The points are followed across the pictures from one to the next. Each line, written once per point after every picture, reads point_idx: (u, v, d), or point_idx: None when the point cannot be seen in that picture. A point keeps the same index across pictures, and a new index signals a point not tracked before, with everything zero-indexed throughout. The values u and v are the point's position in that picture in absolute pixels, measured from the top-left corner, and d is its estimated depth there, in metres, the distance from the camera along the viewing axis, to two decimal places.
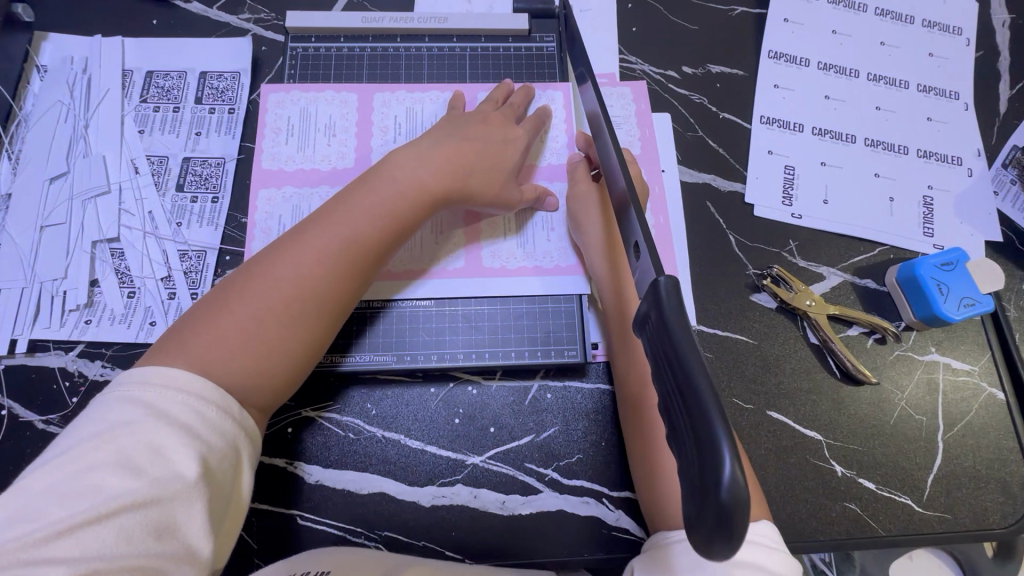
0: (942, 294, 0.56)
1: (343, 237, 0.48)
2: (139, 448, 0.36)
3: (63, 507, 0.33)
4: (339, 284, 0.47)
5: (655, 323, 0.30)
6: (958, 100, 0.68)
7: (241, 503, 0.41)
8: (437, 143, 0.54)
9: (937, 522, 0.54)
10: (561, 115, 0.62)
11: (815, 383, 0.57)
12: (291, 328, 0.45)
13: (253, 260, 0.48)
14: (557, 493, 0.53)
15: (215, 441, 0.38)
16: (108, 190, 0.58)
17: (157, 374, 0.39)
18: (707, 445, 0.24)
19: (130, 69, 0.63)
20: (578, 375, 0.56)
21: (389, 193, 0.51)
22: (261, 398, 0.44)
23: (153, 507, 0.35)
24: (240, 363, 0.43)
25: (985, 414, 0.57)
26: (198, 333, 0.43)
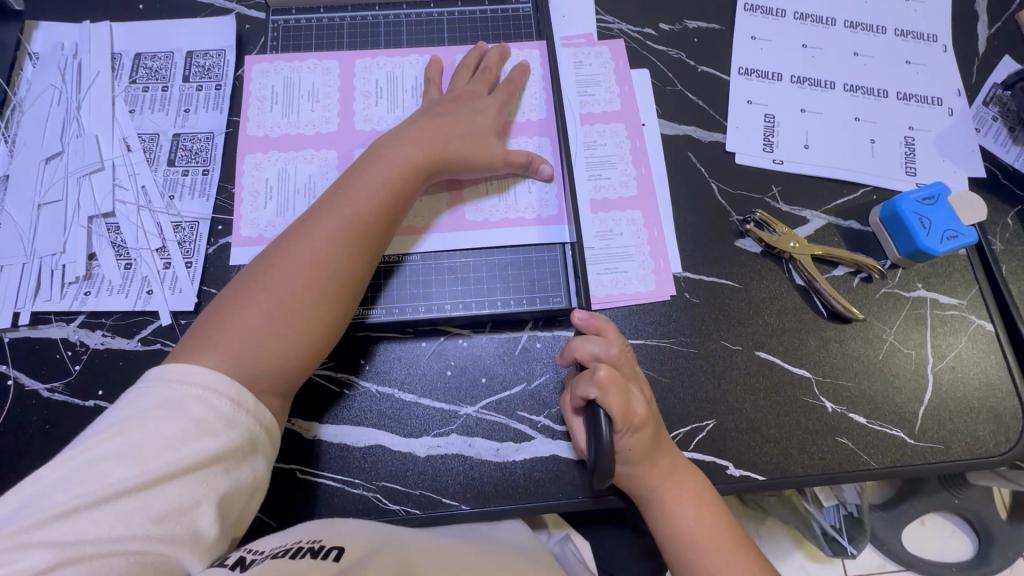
0: (925, 228, 0.56)
1: (348, 217, 0.50)
2: (149, 439, 0.39)
3: (66, 493, 0.37)
4: (352, 264, 0.50)
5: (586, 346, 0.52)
6: (936, 41, 0.68)
7: (258, 492, 0.44)
8: (416, 121, 0.57)
9: (930, 454, 0.54)
10: (539, 72, 0.64)
11: (802, 322, 0.58)
12: (315, 312, 0.48)
13: (267, 252, 0.50)
14: (550, 438, 0.54)
15: (225, 435, 0.41)
16: (102, 167, 0.60)
17: (191, 371, 0.43)
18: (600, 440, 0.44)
19: (119, 52, 0.65)
20: (565, 324, 0.57)
21: (381, 170, 0.53)
22: (290, 381, 0.47)
23: (156, 493, 0.38)
24: (267, 351, 0.46)
25: (974, 345, 0.57)
26: (225, 327, 0.46)
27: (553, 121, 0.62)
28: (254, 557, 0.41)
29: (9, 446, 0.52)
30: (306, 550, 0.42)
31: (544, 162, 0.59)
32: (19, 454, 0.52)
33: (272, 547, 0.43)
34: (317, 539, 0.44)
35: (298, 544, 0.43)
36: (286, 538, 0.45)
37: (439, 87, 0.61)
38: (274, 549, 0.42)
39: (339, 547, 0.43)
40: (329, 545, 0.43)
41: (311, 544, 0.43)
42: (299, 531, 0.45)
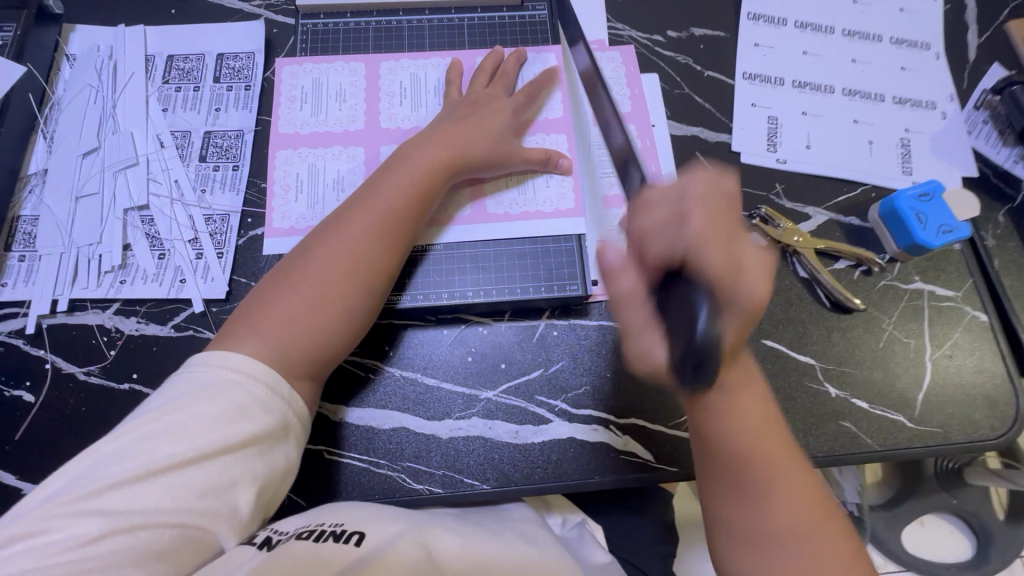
0: (921, 223, 0.59)
1: (381, 210, 0.53)
2: (192, 419, 0.41)
3: (118, 466, 0.40)
4: (385, 253, 0.52)
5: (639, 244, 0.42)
6: (929, 50, 0.72)
7: (290, 474, 0.47)
8: (441, 125, 0.60)
9: (929, 437, 0.57)
10: (555, 74, 0.67)
11: (806, 312, 0.60)
12: (353, 300, 0.51)
13: (305, 243, 0.53)
14: (567, 421, 0.56)
15: (262, 417, 0.44)
16: (137, 163, 0.63)
17: (233, 356, 0.45)
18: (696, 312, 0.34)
19: (153, 54, 0.68)
20: (581, 313, 0.60)
21: (412, 165, 0.56)
22: (326, 368, 0.50)
23: (200, 470, 0.41)
24: (305, 339, 0.48)
25: (970, 335, 0.60)
26: (264, 315, 0.48)
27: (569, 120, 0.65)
28: (279, 537, 0.43)
29: (47, 428, 0.54)
30: (328, 534, 0.44)
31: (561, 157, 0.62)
32: (57, 435, 0.54)
33: (295, 528, 0.45)
34: (338, 522, 0.46)
35: (319, 527, 0.45)
36: (306, 520, 0.47)
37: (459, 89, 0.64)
38: (296, 530, 0.45)
39: (359, 531, 0.45)
40: (351, 530, 0.45)
41: (332, 528, 0.44)
42: (320, 513, 0.47)
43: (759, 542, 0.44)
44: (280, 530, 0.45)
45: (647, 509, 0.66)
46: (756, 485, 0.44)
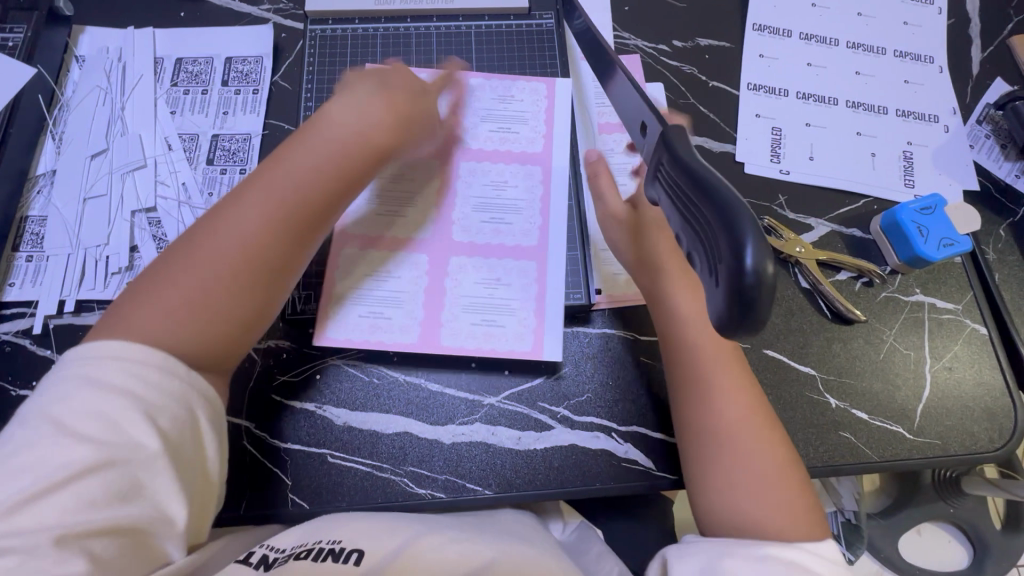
0: (922, 236, 0.60)
1: (284, 193, 0.48)
2: (84, 419, 0.38)
3: (18, 481, 0.36)
4: (285, 242, 0.48)
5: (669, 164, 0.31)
6: (932, 63, 0.72)
7: (213, 464, 0.43)
8: (373, 92, 0.54)
9: (928, 448, 0.57)
10: (533, 87, 0.66)
11: (808, 323, 0.61)
12: (248, 290, 0.46)
13: (191, 228, 0.47)
14: (568, 428, 0.57)
15: (167, 406, 0.40)
16: (145, 165, 0.63)
17: (108, 349, 0.41)
18: (724, 217, 0.25)
19: (161, 56, 0.68)
20: (584, 321, 0.60)
21: (326, 146, 0.50)
22: (215, 362, 0.45)
23: (110, 471, 0.38)
24: (188, 330, 0.43)
25: (970, 348, 0.61)
26: (142, 303, 0.43)
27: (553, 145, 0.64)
28: (275, 557, 0.45)
29: None
30: (325, 553, 0.45)
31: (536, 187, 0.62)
32: None
33: (292, 546, 0.46)
34: (336, 539, 0.47)
35: (316, 545, 0.46)
36: (304, 534, 0.48)
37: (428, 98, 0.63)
38: (293, 549, 0.46)
39: (359, 549, 0.46)
40: (349, 549, 0.45)
41: (329, 546, 0.46)
42: (317, 529, 0.48)
43: (704, 464, 0.50)
44: (276, 548, 0.47)
45: (648, 516, 0.67)
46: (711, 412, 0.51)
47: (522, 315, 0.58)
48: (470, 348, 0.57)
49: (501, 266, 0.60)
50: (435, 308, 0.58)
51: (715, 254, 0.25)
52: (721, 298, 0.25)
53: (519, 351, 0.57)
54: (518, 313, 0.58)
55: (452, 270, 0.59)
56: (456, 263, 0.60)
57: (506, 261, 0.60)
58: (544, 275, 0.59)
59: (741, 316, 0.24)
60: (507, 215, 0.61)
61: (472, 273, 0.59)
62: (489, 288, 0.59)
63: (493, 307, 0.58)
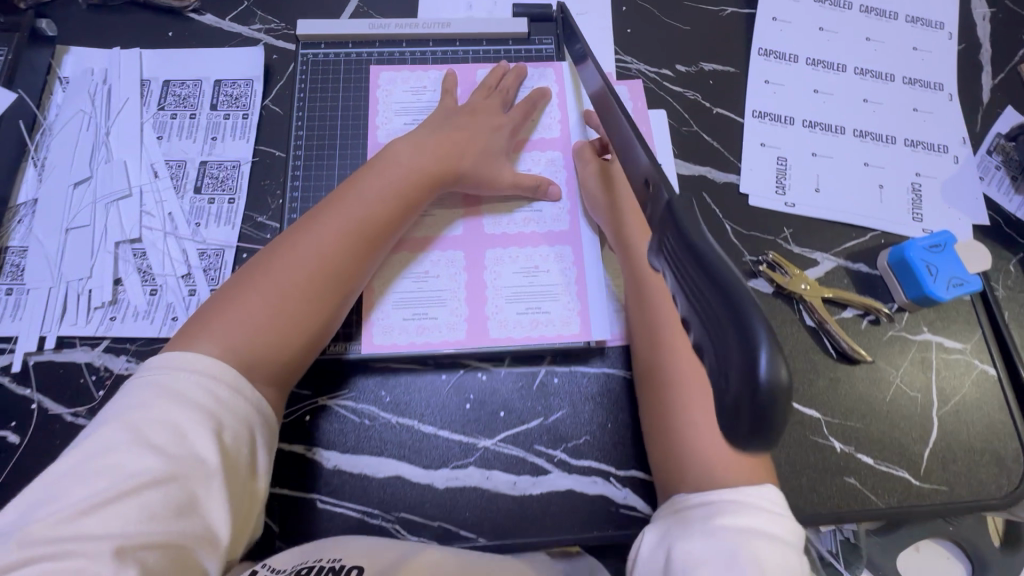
0: (932, 275, 0.58)
1: (356, 217, 0.53)
2: (155, 430, 0.40)
3: (89, 485, 0.38)
4: (352, 264, 0.52)
5: (671, 240, 0.29)
6: (942, 90, 0.70)
7: (259, 486, 0.45)
8: (429, 134, 0.59)
9: (934, 495, 0.56)
10: (554, 91, 0.66)
11: (813, 362, 0.59)
12: (313, 305, 0.50)
13: (273, 245, 0.52)
14: (566, 473, 0.55)
15: (228, 420, 0.43)
16: (130, 194, 0.61)
17: (188, 357, 0.44)
18: (732, 311, 0.24)
19: (148, 79, 0.66)
20: (582, 361, 0.58)
21: (393, 176, 0.55)
22: (283, 371, 0.49)
23: (173, 483, 0.39)
24: (262, 340, 0.47)
25: (978, 390, 0.59)
26: (223, 314, 0.48)
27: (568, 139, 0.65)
28: None
29: (31, 471, 0.53)
30: (329, 569, 0.43)
31: (551, 185, 0.62)
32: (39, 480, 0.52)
33: (293, 565, 0.44)
34: (337, 557, 0.45)
35: (318, 562, 0.44)
36: (303, 554, 0.46)
37: (455, 99, 0.64)
38: (295, 567, 0.44)
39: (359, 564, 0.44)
40: (349, 566, 0.44)
41: (331, 563, 0.44)
42: (316, 548, 0.46)
43: (665, 418, 0.51)
44: (275, 568, 0.44)
45: None
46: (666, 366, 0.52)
47: (565, 300, 0.59)
48: (518, 338, 0.58)
49: (537, 255, 0.61)
50: (478, 303, 0.59)
51: (726, 354, 0.24)
52: (732, 403, 0.23)
53: (567, 335, 0.58)
54: (560, 299, 0.59)
55: (491, 262, 0.60)
56: (493, 255, 0.60)
57: (541, 249, 0.61)
58: (581, 260, 0.61)
59: (753, 426, 0.23)
60: (538, 204, 0.62)
61: (510, 263, 0.60)
62: (528, 276, 0.60)
63: (551, 292, 0.60)
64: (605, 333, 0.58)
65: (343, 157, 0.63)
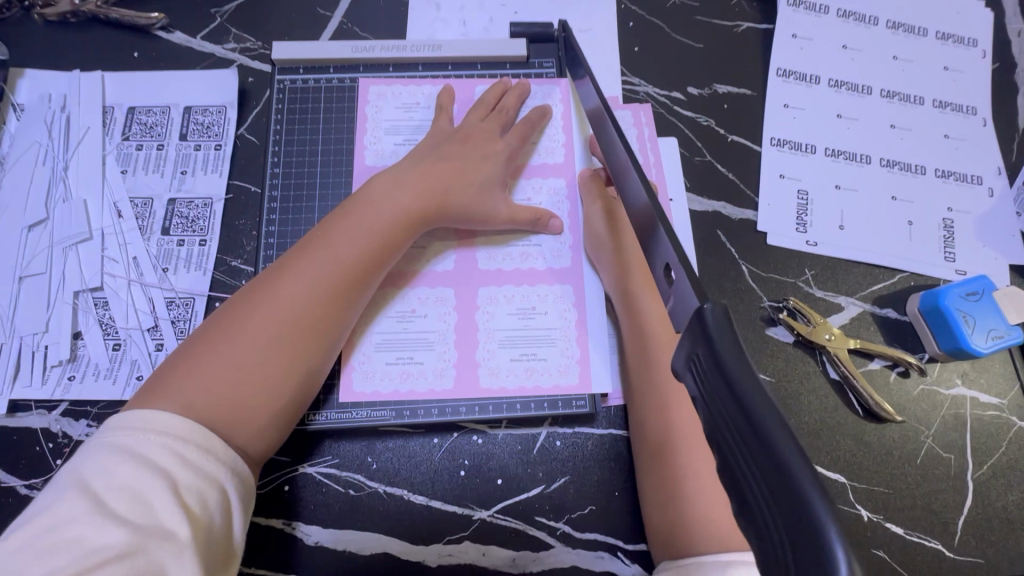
0: (969, 326, 0.53)
1: (334, 256, 0.47)
2: (114, 496, 0.34)
3: (44, 564, 0.32)
4: (338, 303, 0.46)
5: (701, 356, 0.25)
6: (975, 115, 0.65)
7: (234, 555, 0.39)
8: (415, 164, 0.53)
9: (971, 568, 0.51)
10: (557, 111, 0.60)
11: (836, 420, 0.54)
12: (298, 351, 0.44)
13: (249, 284, 0.46)
14: (569, 548, 0.50)
15: (198, 480, 0.36)
16: (90, 237, 0.55)
17: (145, 425, 0.37)
18: (788, 486, 0.20)
19: (111, 105, 0.60)
20: (587, 421, 0.53)
21: (380, 208, 0.49)
22: (254, 440, 0.42)
23: (138, 555, 0.33)
24: (229, 401, 0.40)
25: (1016, 450, 0.54)
26: (184, 374, 0.41)
27: (572, 165, 0.59)
28: None
29: None
30: None
31: (552, 217, 0.56)
32: None
33: None
34: None
35: None
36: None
37: (450, 117, 0.58)
38: None
39: None
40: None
41: None
42: None
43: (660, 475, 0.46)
44: None
45: None
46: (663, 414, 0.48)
47: (564, 347, 0.54)
48: (513, 388, 0.53)
49: (536, 293, 0.55)
50: (469, 348, 0.54)
51: (790, 546, 0.20)
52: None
53: (564, 386, 0.53)
54: (559, 345, 0.54)
55: (483, 303, 0.55)
56: (486, 295, 0.55)
57: (540, 287, 0.55)
58: (582, 302, 0.55)
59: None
60: (536, 237, 0.56)
61: (505, 302, 0.55)
62: (524, 317, 0.54)
63: (548, 336, 0.54)
64: (607, 385, 0.53)
65: (324, 194, 0.57)
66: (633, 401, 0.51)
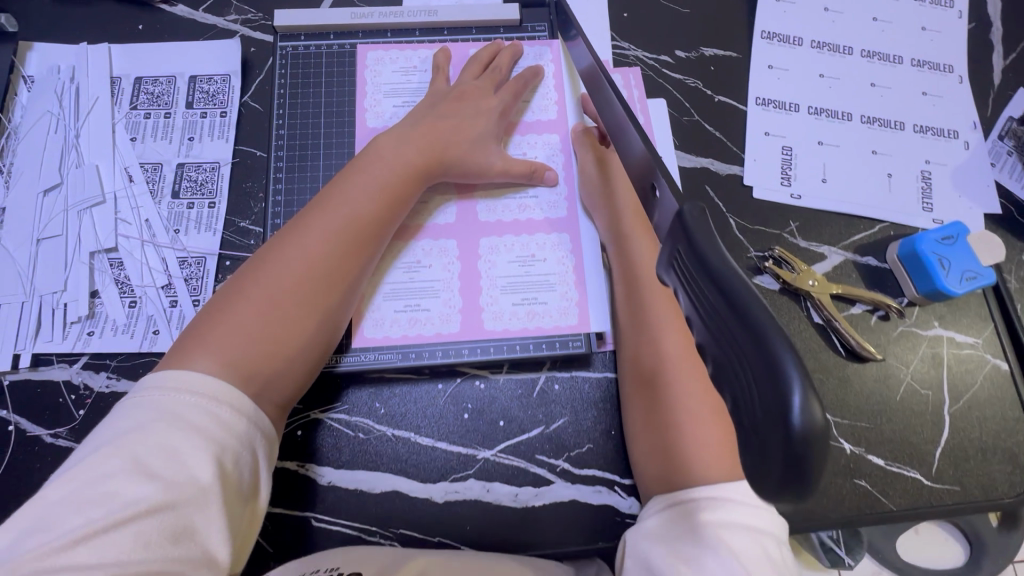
0: (944, 268, 0.56)
1: (347, 213, 0.49)
2: (150, 453, 0.36)
3: (80, 514, 0.33)
4: (349, 264, 0.48)
5: (682, 253, 0.27)
6: (952, 73, 0.68)
7: (257, 513, 0.41)
8: (415, 122, 0.55)
9: (947, 495, 0.54)
10: (550, 71, 0.63)
11: (821, 362, 0.57)
12: (320, 304, 0.47)
13: (262, 248, 0.48)
14: (569, 483, 0.53)
15: (227, 442, 0.38)
16: (104, 200, 0.58)
17: (185, 378, 0.39)
18: (760, 350, 0.22)
19: (119, 76, 0.62)
20: (584, 365, 0.56)
21: (381, 171, 0.52)
22: (282, 387, 0.45)
23: (170, 511, 0.35)
24: (260, 350, 0.43)
25: (990, 386, 0.57)
26: (216, 327, 0.43)
27: (565, 122, 0.61)
28: None
29: (10, 497, 0.50)
30: None
31: (547, 170, 0.59)
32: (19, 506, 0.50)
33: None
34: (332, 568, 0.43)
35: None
36: (306, 564, 0.45)
37: (447, 77, 0.61)
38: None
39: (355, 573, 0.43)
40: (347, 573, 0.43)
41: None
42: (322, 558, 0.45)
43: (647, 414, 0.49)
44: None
45: None
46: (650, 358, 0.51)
47: (563, 290, 0.57)
48: (516, 330, 0.56)
49: (534, 243, 0.58)
50: (472, 295, 0.56)
51: (754, 386, 0.22)
52: (762, 449, 0.21)
53: (565, 326, 0.56)
54: (558, 289, 0.57)
55: (485, 252, 0.57)
56: (487, 244, 0.58)
57: (537, 236, 0.58)
58: (579, 248, 0.58)
59: (787, 480, 0.20)
60: (532, 189, 0.59)
61: (505, 252, 0.57)
62: (524, 266, 0.57)
63: (546, 282, 0.57)
64: (603, 326, 0.56)
65: (327, 155, 0.59)
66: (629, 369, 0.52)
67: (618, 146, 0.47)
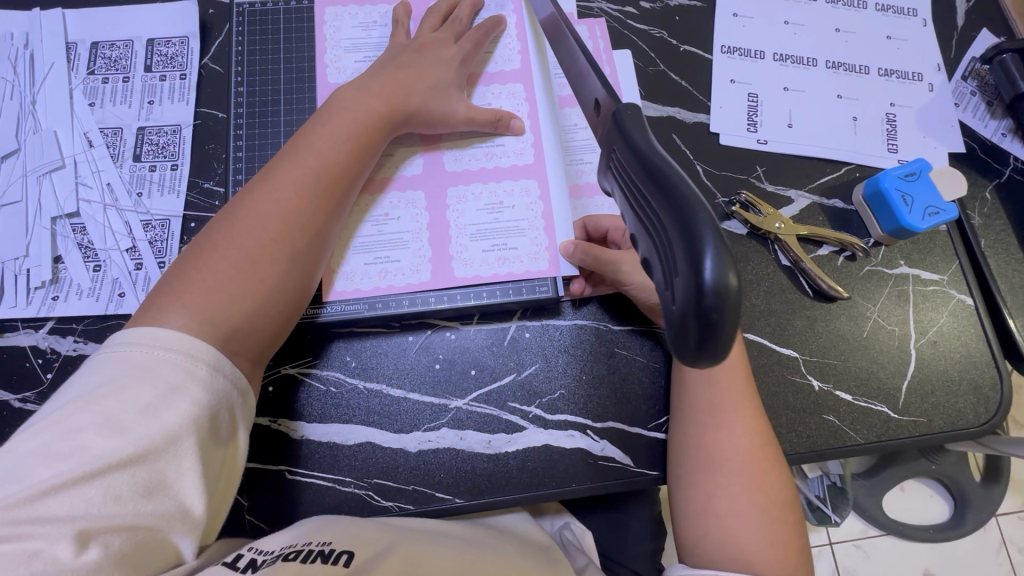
0: (907, 205, 0.57)
1: (317, 165, 0.49)
2: (123, 407, 0.36)
3: (48, 468, 0.33)
4: (318, 217, 0.48)
5: (622, 157, 0.28)
6: (916, 16, 0.68)
7: (236, 468, 0.41)
8: (376, 75, 0.55)
9: (914, 427, 0.55)
10: (512, 21, 0.62)
11: (788, 303, 0.58)
12: (296, 256, 0.47)
13: (228, 204, 0.47)
14: (542, 428, 0.53)
15: (202, 398, 0.38)
16: (63, 165, 0.57)
17: (158, 332, 0.39)
18: (683, 226, 0.22)
19: (74, 41, 0.61)
20: (554, 314, 0.56)
21: (344, 124, 0.51)
22: (261, 339, 0.45)
23: (141, 465, 0.35)
24: (239, 303, 0.43)
25: (956, 321, 0.58)
26: (191, 283, 0.42)
27: (528, 71, 0.61)
28: (263, 559, 0.40)
29: None
30: (317, 553, 0.41)
31: (512, 118, 0.58)
32: None
33: (281, 547, 0.41)
34: (326, 541, 0.42)
35: (307, 547, 0.41)
36: (293, 536, 0.43)
37: (407, 31, 0.60)
38: (282, 550, 0.41)
39: (348, 550, 0.42)
40: (338, 549, 0.42)
41: (320, 547, 0.41)
42: (309, 531, 0.44)
43: (699, 525, 0.49)
44: (263, 550, 0.41)
45: (626, 508, 0.65)
46: (693, 467, 0.50)
47: (533, 235, 0.57)
48: (484, 278, 0.56)
49: (502, 190, 0.58)
50: (441, 245, 0.56)
51: (676, 261, 0.23)
52: (681, 316, 0.23)
53: (534, 271, 0.56)
54: (528, 234, 0.57)
55: (452, 202, 0.57)
56: (455, 193, 0.57)
57: (505, 184, 0.58)
58: (548, 194, 0.58)
59: (703, 342, 0.22)
60: (499, 138, 0.59)
61: (474, 200, 0.57)
62: (492, 214, 0.57)
63: (513, 230, 0.57)
64: (570, 269, 0.56)
65: (288, 114, 0.59)
66: (678, 487, 0.50)
67: (578, 98, 0.41)
